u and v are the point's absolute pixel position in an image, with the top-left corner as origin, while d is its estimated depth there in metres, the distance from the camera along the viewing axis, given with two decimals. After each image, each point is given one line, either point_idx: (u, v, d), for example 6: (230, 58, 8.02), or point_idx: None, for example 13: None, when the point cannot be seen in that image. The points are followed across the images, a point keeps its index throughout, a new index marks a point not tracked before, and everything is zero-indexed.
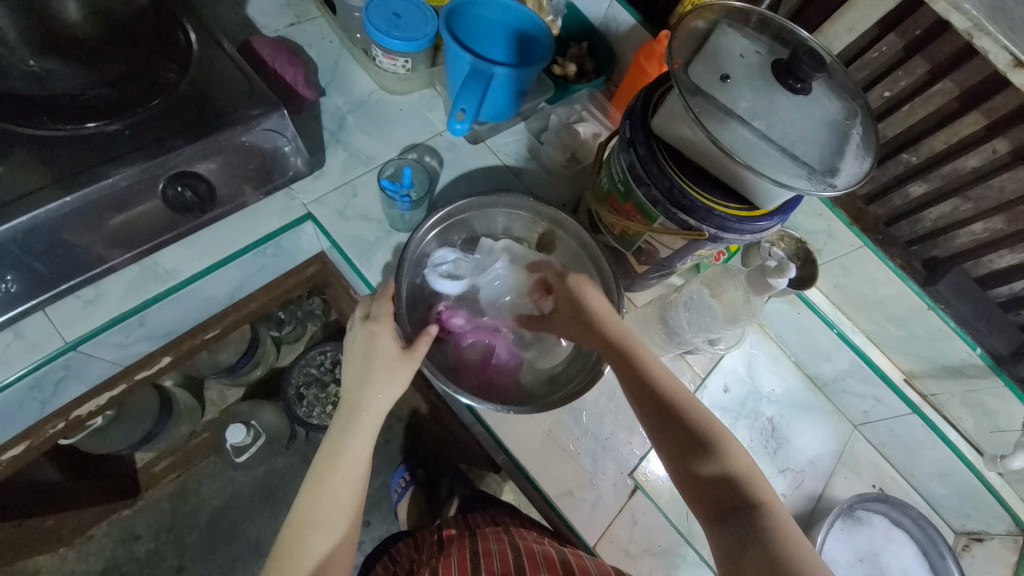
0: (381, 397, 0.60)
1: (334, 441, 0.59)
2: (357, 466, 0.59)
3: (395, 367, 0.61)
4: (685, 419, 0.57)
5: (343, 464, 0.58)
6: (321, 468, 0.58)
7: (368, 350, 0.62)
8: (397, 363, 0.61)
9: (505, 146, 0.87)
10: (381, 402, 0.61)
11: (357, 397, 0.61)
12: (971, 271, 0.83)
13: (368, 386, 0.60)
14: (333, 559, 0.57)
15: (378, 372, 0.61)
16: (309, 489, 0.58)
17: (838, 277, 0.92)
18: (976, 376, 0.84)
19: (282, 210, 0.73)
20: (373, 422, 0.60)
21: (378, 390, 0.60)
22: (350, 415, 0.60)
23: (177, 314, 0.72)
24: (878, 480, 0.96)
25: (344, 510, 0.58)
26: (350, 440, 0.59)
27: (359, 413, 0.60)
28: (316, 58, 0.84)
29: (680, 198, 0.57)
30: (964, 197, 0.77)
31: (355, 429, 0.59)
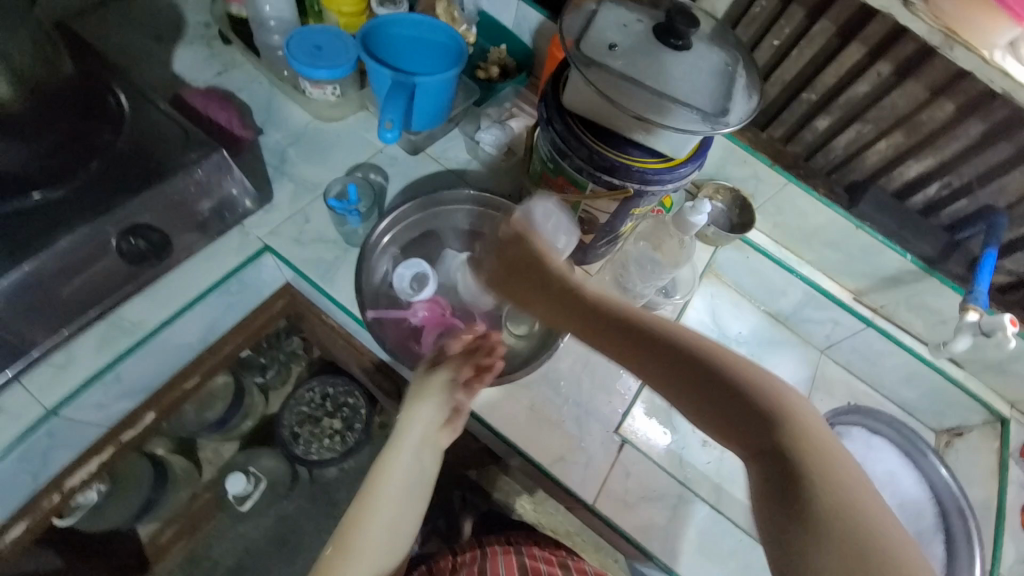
0: (422, 421, 0.66)
1: (378, 470, 0.62)
2: (400, 490, 0.62)
3: (438, 386, 0.67)
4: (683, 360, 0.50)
5: (386, 488, 0.61)
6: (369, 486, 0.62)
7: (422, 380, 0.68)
8: (439, 391, 0.67)
9: (445, 152, 0.92)
10: (422, 428, 0.66)
11: (400, 425, 0.65)
12: (888, 186, 0.90)
13: (412, 411, 0.66)
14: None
15: (423, 398, 0.66)
16: (351, 517, 0.60)
17: (775, 217, 0.99)
18: (913, 280, 0.91)
19: (239, 246, 0.76)
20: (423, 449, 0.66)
21: (422, 414, 0.65)
22: (393, 442, 0.65)
23: (153, 364, 0.73)
24: (851, 396, 1.03)
25: (382, 540, 0.60)
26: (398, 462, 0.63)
27: (403, 439, 0.65)
28: (248, 101, 0.88)
29: (601, 162, 0.62)
30: (864, 121, 0.85)
31: (397, 455, 0.63)
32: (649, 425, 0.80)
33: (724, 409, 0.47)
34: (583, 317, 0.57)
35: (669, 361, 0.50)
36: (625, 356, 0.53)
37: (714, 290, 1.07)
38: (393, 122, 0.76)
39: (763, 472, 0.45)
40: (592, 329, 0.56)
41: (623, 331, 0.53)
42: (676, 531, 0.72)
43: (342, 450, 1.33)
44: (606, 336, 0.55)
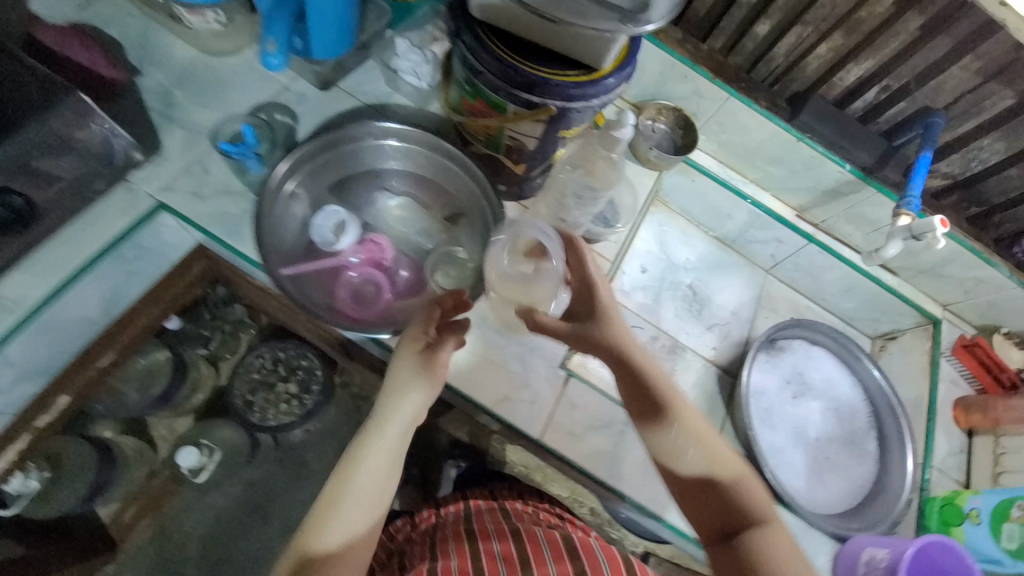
0: (404, 408, 0.61)
1: (351, 457, 0.58)
2: (381, 483, 0.58)
3: (417, 376, 0.62)
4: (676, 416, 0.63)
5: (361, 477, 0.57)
6: (347, 476, 0.58)
7: (401, 364, 0.62)
8: (421, 376, 0.62)
9: (361, 85, 0.82)
10: (403, 415, 0.60)
11: (382, 414, 0.61)
12: (828, 95, 0.87)
13: (392, 396, 0.61)
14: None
15: (402, 383, 0.61)
16: (320, 505, 0.56)
17: (719, 135, 0.96)
18: (851, 191, 0.91)
19: (126, 206, 0.68)
20: (402, 436, 0.61)
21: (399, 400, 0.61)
22: (373, 426, 0.60)
23: (48, 342, 0.66)
24: (794, 311, 1.05)
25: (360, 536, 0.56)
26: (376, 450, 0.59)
27: (384, 431, 0.60)
28: (117, 36, 0.75)
29: (516, 77, 0.56)
30: (805, 23, 0.80)
31: (374, 442, 0.59)
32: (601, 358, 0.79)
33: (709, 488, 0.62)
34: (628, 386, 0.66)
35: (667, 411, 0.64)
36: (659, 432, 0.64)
37: (661, 218, 1.05)
38: (275, 43, 0.70)
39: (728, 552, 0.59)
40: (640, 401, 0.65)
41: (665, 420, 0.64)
42: (622, 454, 0.74)
43: (301, 412, 1.31)
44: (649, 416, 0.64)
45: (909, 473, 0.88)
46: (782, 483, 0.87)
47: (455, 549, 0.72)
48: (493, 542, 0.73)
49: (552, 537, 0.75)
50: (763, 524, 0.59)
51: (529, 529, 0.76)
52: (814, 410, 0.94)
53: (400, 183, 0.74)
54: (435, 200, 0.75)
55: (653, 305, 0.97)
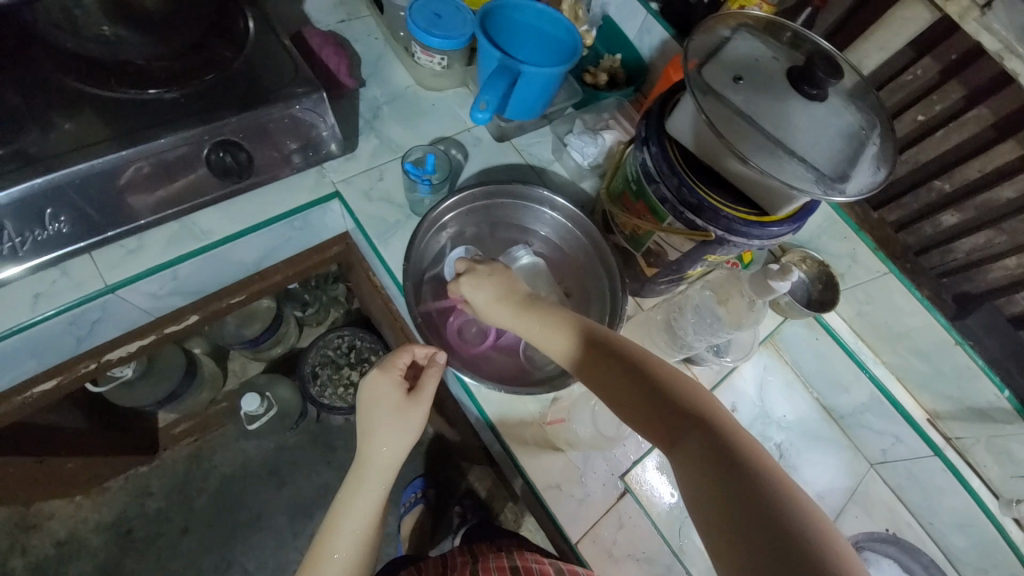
0: (385, 452, 0.64)
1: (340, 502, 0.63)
2: (355, 531, 0.62)
3: (401, 417, 0.64)
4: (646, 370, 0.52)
5: (349, 523, 0.62)
6: (326, 528, 0.62)
7: (374, 404, 0.65)
8: (404, 414, 0.65)
9: (529, 147, 0.90)
10: (384, 459, 0.64)
11: (360, 459, 0.64)
12: (1004, 309, 0.79)
13: (376, 441, 0.64)
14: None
15: (384, 425, 0.64)
16: (314, 548, 0.62)
17: (861, 305, 0.90)
18: (1003, 421, 0.80)
19: (313, 186, 0.78)
20: (380, 477, 0.64)
21: (382, 441, 0.64)
22: (357, 470, 0.64)
23: (208, 271, 0.77)
24: (892, 524, 0.90)
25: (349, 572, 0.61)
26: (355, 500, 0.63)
27: (361, 476, 0.64)
28: (360, 52, 0.90)
29: (688, 197, 0.58)
30: (998, 229, 0.74)
31: (361, 488, 0.63)
32: (659, 481, 0.73)
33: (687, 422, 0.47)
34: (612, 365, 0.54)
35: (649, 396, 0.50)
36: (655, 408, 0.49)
37: (768, 362, 0.98)
38: (487, 101, 0.73)
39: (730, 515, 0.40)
40: (605, 361, 0.54)
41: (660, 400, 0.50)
42: None
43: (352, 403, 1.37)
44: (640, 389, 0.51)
45: None
46: None
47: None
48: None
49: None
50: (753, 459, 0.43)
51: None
52: None
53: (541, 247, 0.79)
54: (566, 275, 0.78)
55: None
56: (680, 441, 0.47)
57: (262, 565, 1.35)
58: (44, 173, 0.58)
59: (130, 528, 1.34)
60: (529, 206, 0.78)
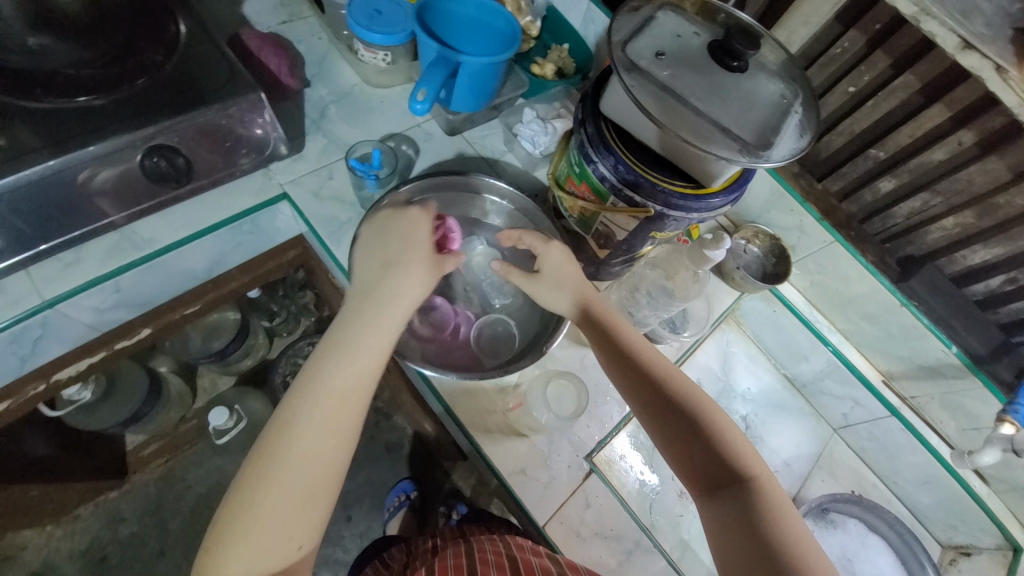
0: (399, 288, 0.59)
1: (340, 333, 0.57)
2: (360, 364, 0.55)
3: (414, 267, 0.60)
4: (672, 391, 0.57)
5: (347, 355, 0.55)
6: (329, 348, 0.56)
7: (401, 236, 0.62)
8: (426, 262, 0.61)
9: (481, 139, 0.91)
10: (400, 298, 0.59)
11: (375, 284, 0.60)
12: (946, 268, 0.81)
13: (392, 274, 0.60)
14: (317, 458, 0.51)
15: (399, 262, 0.61)
16: (309, 375, 0.54)
17: (813, 274, 0.93)
18: (953, 376, 0.83)
19: (259, 189, 0.77)
20: (397, 312, 0.59)
21: (397, 280, 0.60)
22: (372, 299, 0.59)
23: (154, 281, 0.76)
24: (857, 486, 0.94)
25: (337, 415, 0.53)
26: (369, 322, 0.57)
27: (379, 303, 0.59)
28: (304, 53, 0.89)
29: (624, 174, 0.59)
30: (933, 192, 0.77)
31: (378, 311, 0.58)
32: (632, 457, 0.78)
33: (706, 443, 0.55)
34: (636, 381, 0.59)
35: (674, 413, 0.56)
36: (676, 432, 0.55)
37: (731, 337, 1.00)
38: (425, 91, 0.72)
39: (750, 539, 0.49)
40: (630, 372, 0.59)
41: (679, 419, 0.56)
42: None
43: None
44: (662, 408, 0.56)
45: None
46: None
47: (451, 567, 0.66)
48: (491, 572, 0.63)
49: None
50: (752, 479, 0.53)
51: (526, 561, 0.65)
52: None
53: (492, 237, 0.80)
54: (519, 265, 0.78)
55: None
56: (695, 456, 0.55)
57: None
58: None
59: (103, 556, 1.30)
60: (480, 198, 0.79)
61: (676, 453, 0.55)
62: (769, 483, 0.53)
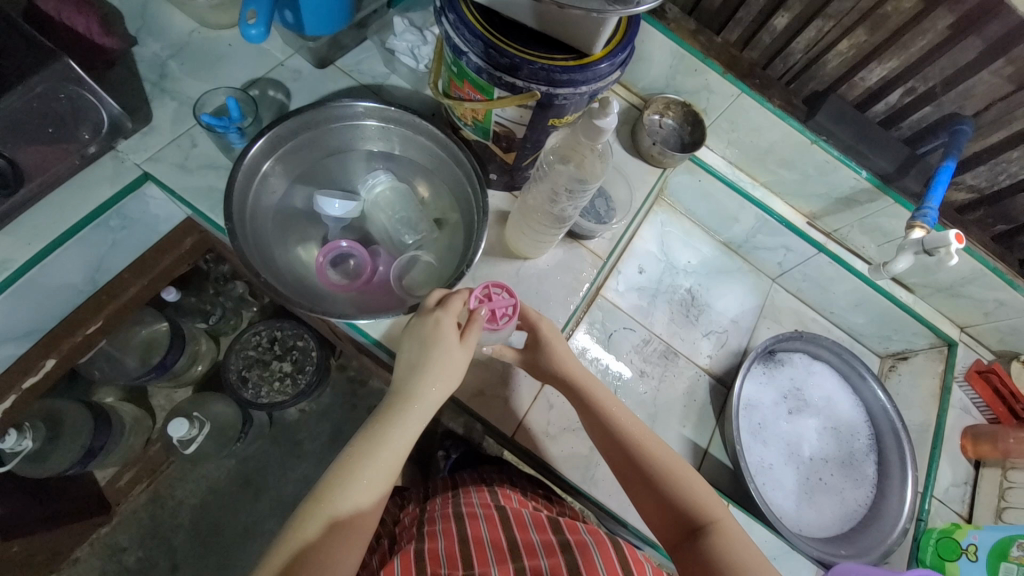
0: (436, 390, 0.58)
1: (389, 411, 0.57)
2: (390, 459, 0.55)
3: (449, 358, 0.59)
4: (626, 441, 0.60)
5: (391, 442, 0.56)
6: (366, 438, 0.56)
7: (428, 337, 0.59)
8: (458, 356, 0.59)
9: (357, 65, 0.81)
10: (432, 396, 0.58)
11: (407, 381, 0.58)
12: (849, 95, 0.82)
13: (425, 376, 0.58)
14: (359, 521, 0.54)
15: (438, 368, 0.58)
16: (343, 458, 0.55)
17: (728, 134, 0.92)
18: (868, 200, 0.86)
19: (113, 174, 0.68)
20: (424, 413, 0.58)
21: (432, 382, 0.58)
22: (402, 398, 0.58)
23: (32, 304, 0.68)
24: (800, 324, 1.00)
25: (374, 499, 0.55)
26: (401, 421, 0.57)
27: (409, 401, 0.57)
28: (119, 6, 0.75)
29: (499, 58, 0.53)
30: (825, 17, 0.74)
31: (410, 411, 0.57)
32: None
33: (660, 489, 0.58)
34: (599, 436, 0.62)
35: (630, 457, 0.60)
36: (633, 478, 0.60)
37: (665, 218, 1.01)
38: (256, 12, 0.61)
39: None
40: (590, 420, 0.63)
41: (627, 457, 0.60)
42: (598, 460, 0.73)
43: (293, 392, 1.31)
44: (621, 457, 0.60)
45: (908, 503, 0.83)
46: (769, 502, 0.84)
47: (442, 532, 0.68)
48: (483, 526, 0.68)
49: (542, 521, 0.71)
50: (713, 525, 0.56)
51: (517, 514, 0.72)
52: (811, 428, 0.91)
53: (393, 168, 0.74)
54: (430, 192, 0.74)
55: (648, 306, 0.93)
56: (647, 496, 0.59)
57: None
58: None
59: None
60: (367, 122, 0.70)
61: (638, 496, 0.60)
62: (729, 538, 0.55)
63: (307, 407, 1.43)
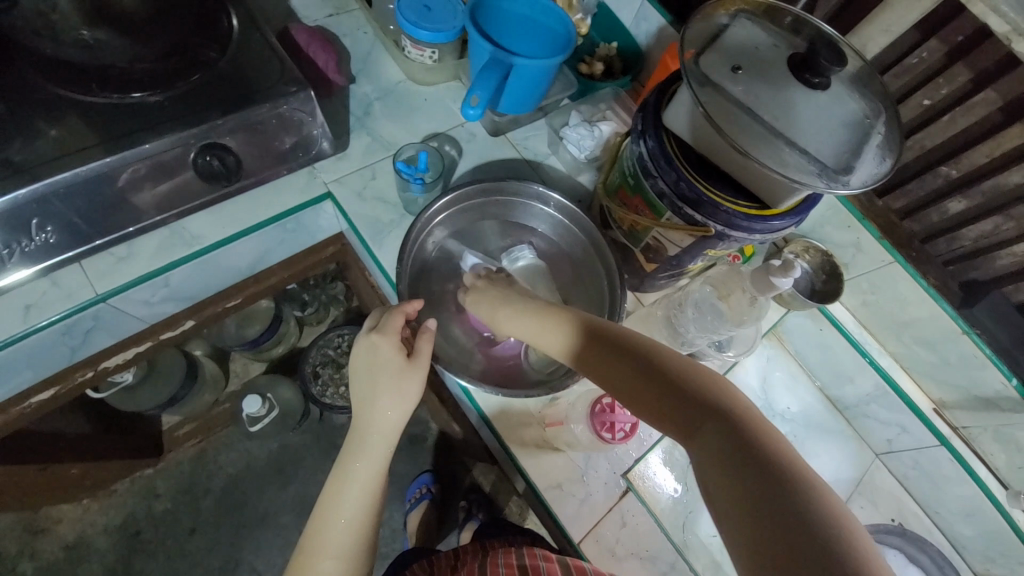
0: (389, 415, 0.59)
1: (348, 453, 0.59)
2: (358, 502, 0.57)
3: (400, 381, 0.60)
4: (738, 441, 0.40)
5: (356, 483, 0.57)
6: (331, 488, 0.58)
7: (371, 366, 0.61)
8: (402, 377, 0.60)
9: (524, 140, 0.88)
10: (387, 421, 0.59)
11: (362, 420, 0.60)
12: (1014, 296, 0.77)
13: (374, 407, 0.59)
14: None
15: (386, 391, 0.60)
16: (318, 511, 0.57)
17: (866, 294, 0.88)
18: (1012, 410, 0.78)
19: (304, 187, 0.77)
20: (382, 442, 0.59)
21: (385, 410, 0.59)
22: (356, 437, 0.59)
23: (199, 277, 0.77)
24: (897, 514, 0.91)
25: (352, 543, 0.56)
26: (359, 461, 0.58)
27: (361, 442, 0.59)
28: (350, 48, 0.88)
29: (686, 192, 0.56)
30: (1007, 216, 0.71)
31: (365, 450, 0.58)
32: (664, 476, 0.73)
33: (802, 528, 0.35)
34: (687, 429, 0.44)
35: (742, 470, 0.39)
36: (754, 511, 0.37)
37: (771, 354, 0.97)
38: (479, 98, 0.71)
39: None
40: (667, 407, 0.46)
41: (722, 438, 0.41)
42: None
43: None
44: (724, 465, 0.40)
45: None
46: None
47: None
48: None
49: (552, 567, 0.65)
50: None
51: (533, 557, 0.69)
52: None
53: (540, 246, 0.78)
54: (566, 277, 0.77)
55: None
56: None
57: (269, 563, 1.37)
58: (29, 183, 0.57)
59: (137, 530, 1.35)
60: (529, 207, 0.77)
61: None
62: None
63: None
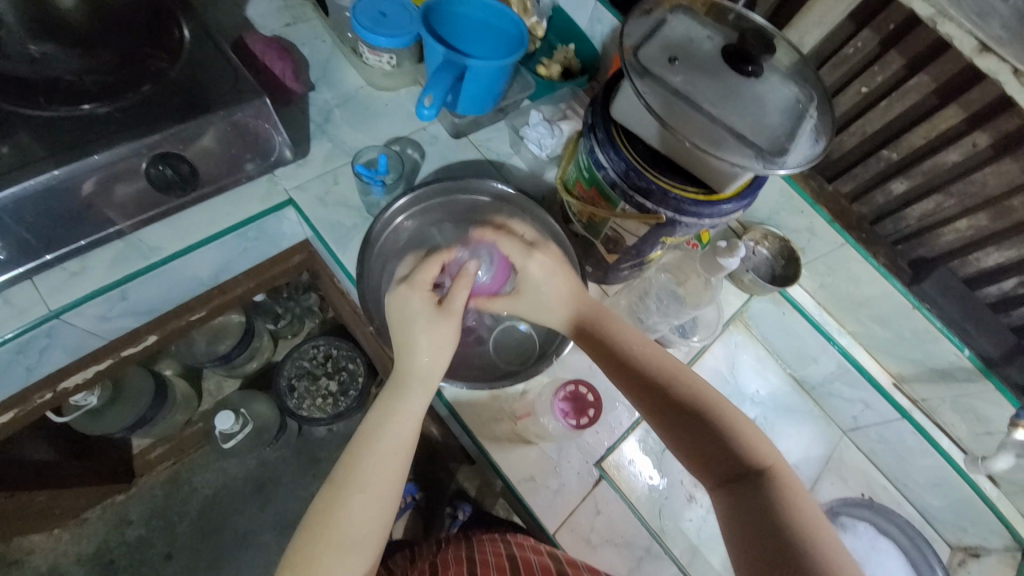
0: (425, 360, 0.60)
1: (385, 400, 0.60)
2: (394, 444, 0.57)
3: (436, 325, 0.60)
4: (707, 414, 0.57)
5: (394, 426, 0.58)
6: (368, 432, 0.58)
7: (406, 313, 0.61)
8: (439, 322, 0.61)
9: (487, 141, 0.89)
10: (423, 365, 0.60)
11: (399, 368, 0.61)
12: (959, 270, 0.81)
13: (410, 352, 0.60)
14: (377, 527, 0.55)
15: (425, 337, 0.60)
16: (355, 451, 0.57)
17: (823, 276, 0.91)
18: (966, 379, 0.82)
19: (265, 195, 0.77)
20: (421, 387, 0.60)
21: (422, 355, 0.60)
22: (394, 385, 0.60)
23: (161, 289, 0.76)
24: (867, 488, 0.93)
25: (388, 485, 0.56)
26: (397, 405, 0.59)
27: (402, 387, 0.60)
28: (308, 56, 0.88)
29: (636, 180, 0.58)
30: (947, 194, 0.75)
31: (406, 394, 0.59)
32: (635, 462, 0.75)
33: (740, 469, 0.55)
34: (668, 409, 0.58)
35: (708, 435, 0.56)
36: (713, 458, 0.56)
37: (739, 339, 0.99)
38: (433, 98, 0.72)
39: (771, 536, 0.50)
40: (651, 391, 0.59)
41: (694, 416, 0.57)
42: None
43: (331, 412, 1.34)
44: (697, 434, 0.57)
45: None
46: None
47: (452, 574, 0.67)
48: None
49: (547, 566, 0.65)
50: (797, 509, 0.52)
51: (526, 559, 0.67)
52: None
53: None
54: None
55: None
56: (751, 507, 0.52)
57: None
58: None
59: (110, 559, 1.30)
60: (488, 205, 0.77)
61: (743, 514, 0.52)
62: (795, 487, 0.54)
63: (337, 428, 1.45)
